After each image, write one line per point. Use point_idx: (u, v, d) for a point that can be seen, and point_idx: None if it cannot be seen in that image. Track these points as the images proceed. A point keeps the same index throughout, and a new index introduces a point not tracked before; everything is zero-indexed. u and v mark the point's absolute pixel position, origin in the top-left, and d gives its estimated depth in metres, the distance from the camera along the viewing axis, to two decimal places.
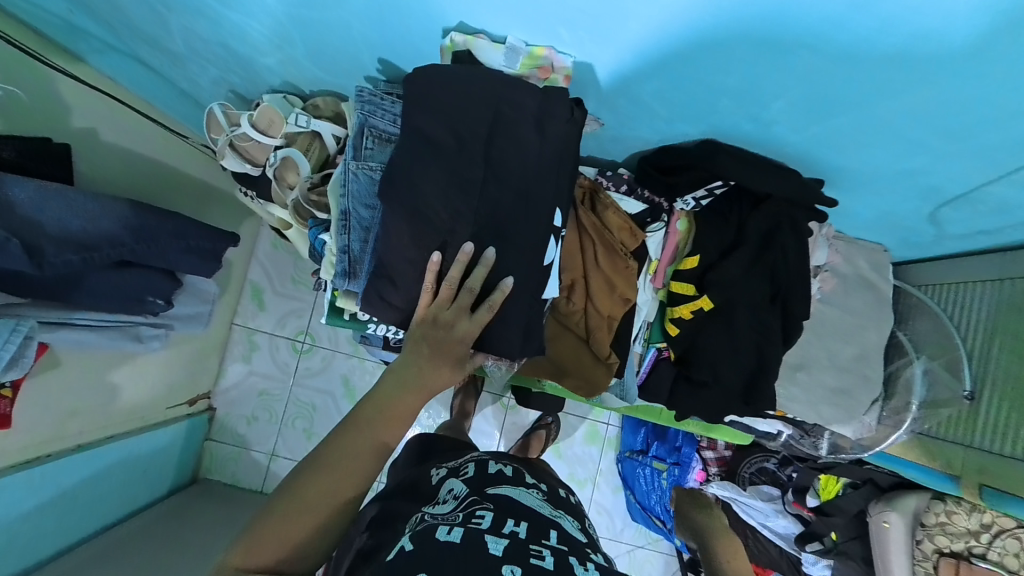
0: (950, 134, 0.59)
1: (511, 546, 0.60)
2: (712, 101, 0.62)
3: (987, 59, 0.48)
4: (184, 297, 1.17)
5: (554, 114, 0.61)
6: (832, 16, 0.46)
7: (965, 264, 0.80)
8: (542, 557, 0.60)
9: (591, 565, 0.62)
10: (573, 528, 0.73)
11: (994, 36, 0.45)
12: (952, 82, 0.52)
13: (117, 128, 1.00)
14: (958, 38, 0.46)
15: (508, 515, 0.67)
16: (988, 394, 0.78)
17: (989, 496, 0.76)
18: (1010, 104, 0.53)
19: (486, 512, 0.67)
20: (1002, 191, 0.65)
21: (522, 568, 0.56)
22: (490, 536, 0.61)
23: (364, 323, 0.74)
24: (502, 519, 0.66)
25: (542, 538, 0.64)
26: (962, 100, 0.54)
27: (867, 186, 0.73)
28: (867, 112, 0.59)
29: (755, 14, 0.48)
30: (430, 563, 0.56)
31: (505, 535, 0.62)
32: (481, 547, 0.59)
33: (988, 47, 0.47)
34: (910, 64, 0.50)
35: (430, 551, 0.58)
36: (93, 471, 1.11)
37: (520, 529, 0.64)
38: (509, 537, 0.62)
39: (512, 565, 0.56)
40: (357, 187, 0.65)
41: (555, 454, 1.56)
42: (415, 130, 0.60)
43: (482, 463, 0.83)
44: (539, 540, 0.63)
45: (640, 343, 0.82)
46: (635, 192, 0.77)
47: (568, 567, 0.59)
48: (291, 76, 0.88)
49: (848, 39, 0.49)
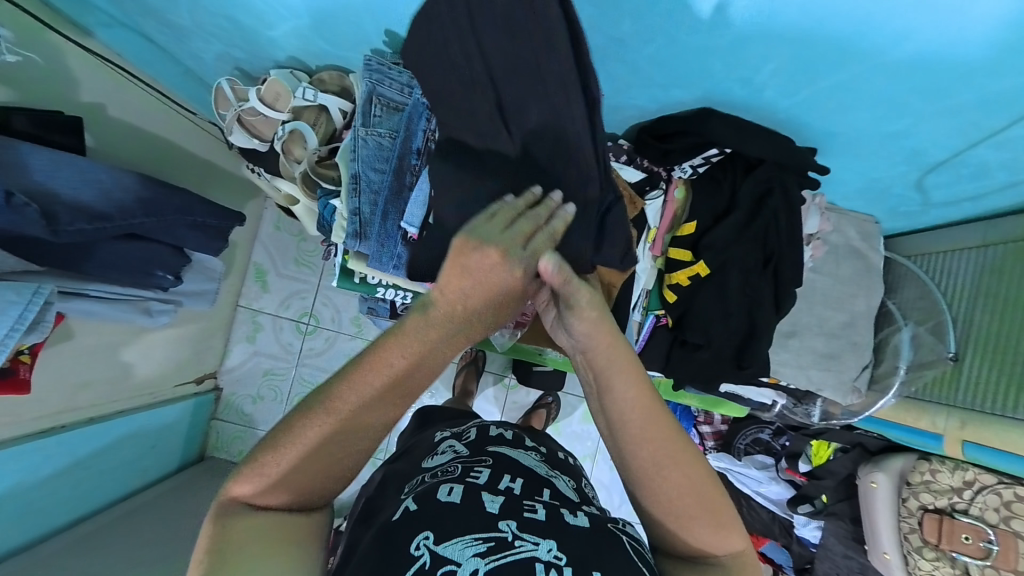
0: (937, 97, 0.61)
1: (507, 503, 0.60)
2: (707, 68, 0.64)
3: (995, 59, 0.55)
4: (192, 274, 1.19)
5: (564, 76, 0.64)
6: (866, 13, 0.52)
7: (953, 233, 0.84)
8: (535, 510, 0.60)
9: (582, 514, 0.63)
10: (567, 487, 0.72)
11: (1008, 41, 0.52)
12: (943, 63, 0.56)
13: (124, 104, 1.02)
14: (978, 42, 0.53)
15: (504, 472, 0.67)
16: (971, 354, 0.81)
17: (969, 449, 0.80)
18: (1004, 86, 0.58)
19: (484, 468, 0.68)
20: (986, 153, 0.68)
21: (518, 522, 0.57)
22: (486, 493, 0.61)
23: (372, 287, 0.76)
24: (498, 476, 0.66)
25: (535, 495, 0.64)
26: (970, 96, 0.60)
27: (857, 152, 0.75)
28: (856, 77, 0.61)
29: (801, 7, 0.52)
30: (432, 520, 0.56)
31: (500, 492, 0.62)
32: (478, 504, 0.59)
33: (997, 49, 0.53)
34: (895, 29, 0.53)
35: (431, 509, 0.58)
36: (104, 443, 1.14)
37: (515, 486, 0.65)
38: (505, 494, 0.63)
39: (508, 521, 0.57)
40: (366, 152, 0.68)
41: (555, 432, 1.59)
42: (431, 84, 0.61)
43: (484, 428, 0.84)
44: (533, 496, 0.63)
45: (640, 311, 0.84)
46: (634, 161, 0.80)
47: (559, 517, 0.59)
48: (297, 50, 0.90)
49: (872, 32, 0.54)
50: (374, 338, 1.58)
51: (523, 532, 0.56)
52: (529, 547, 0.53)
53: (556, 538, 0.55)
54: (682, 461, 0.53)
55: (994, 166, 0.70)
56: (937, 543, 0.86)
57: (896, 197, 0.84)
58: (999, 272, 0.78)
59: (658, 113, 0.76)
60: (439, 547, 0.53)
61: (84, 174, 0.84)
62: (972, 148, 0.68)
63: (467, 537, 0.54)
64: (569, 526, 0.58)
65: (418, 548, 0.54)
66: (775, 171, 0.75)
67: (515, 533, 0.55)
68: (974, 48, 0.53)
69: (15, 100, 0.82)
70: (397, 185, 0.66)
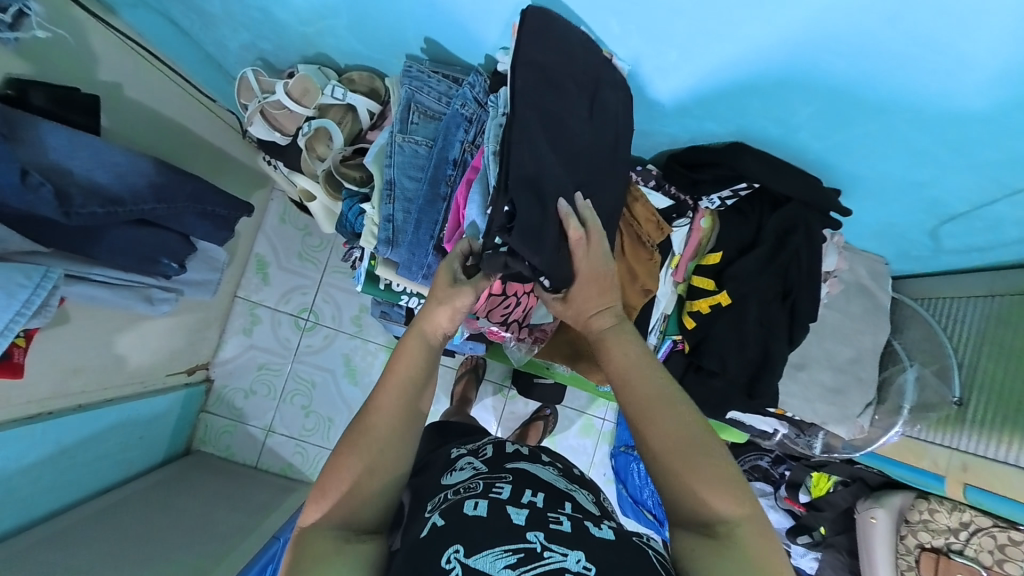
0: (959, 151, 0.63)
1: (531, 515, 0.63)
2: (746, 105, 0.65)
3: (1003, 120, 0.57)
4: (195, 262, 1.16)
5: (611, 97, 0.61)
6: (878, 67, 0.54)
7: (958, 280, 0.87)
8: (561, 522, 0.63)
9: (606, 526, 0.65)
10: (587, 500, 0.76)
11: (1010, 105, 0.54)
12: (956, 119, 0.58)
13: (141, 86, 1.00)
14: (980, 101, 0.55)
15: (526, 487, 0.70)
16: (976, 400, 0.83)
17: (970, 493, 0.83)
18: (1011, 145, 0.59)
19: (505, 484, 0.71)
20: (1003, 209, 0.70)
21: (544, 534, 0.60)
22: (511, 507, 0.64)
23: (396, 294, 0.75)
24: (520, 491, 0.69)
25: (559, 508, 0.67)
26: (984, 147, 0.61)
27: (878, 197, 0.77)
28: (887, 127, 0.63)
29: (839, 50, 0.53)
30: (466, 537, 0.59)
31: (524, 505, 0.65)
32: (504, 517, 0.62)
33: (1004, 113, 0.56)
34: (914, 87, 0.55)
35: (459, 523, 0.61)
36: (92, 431, 1.10)
37: (537, 499, 0.68)
38: (528, 507, 0.66)
39: (536, 532, 0.60)
40: (402, 159, 0.67)
41: (551, 444, 1.58)
42: (528, 63, 0.56)
43: (499, 445, 0.88)
44: (556, 509, 0.66)
45: (657, 335, 0.84)
46: (662, 187, 0.79)
47: (584, 529, 0.63)
48: (327, 47, 0.89)
49: (885, 86, 0.56)
50: (375, 339, 1.56)
51: (552, 543, 0.58)
52: (559, 558, 0.56)
53: (584, 548, 0.58)
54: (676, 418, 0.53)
55: (1008, 222, 0.72)
56: None
57: (908, 241, 0.86)
58: (1003, 320, 0.81)
59: (689, 143, 0.77)
60: (469, 559, 0.56)
61: (100, 156, 0.81)
62: (991, 204, 0.70)
63: (496, 549, 0.57)
64: (595, 537, 0.61)
65: (448, 562, 0.57)
66: (801, 209, 0.76)
67: (544, 544, 0.58)
68: (986, 112, 0.56)
69: (31, 74, 0.79)
70: (431, 194, 0.66)
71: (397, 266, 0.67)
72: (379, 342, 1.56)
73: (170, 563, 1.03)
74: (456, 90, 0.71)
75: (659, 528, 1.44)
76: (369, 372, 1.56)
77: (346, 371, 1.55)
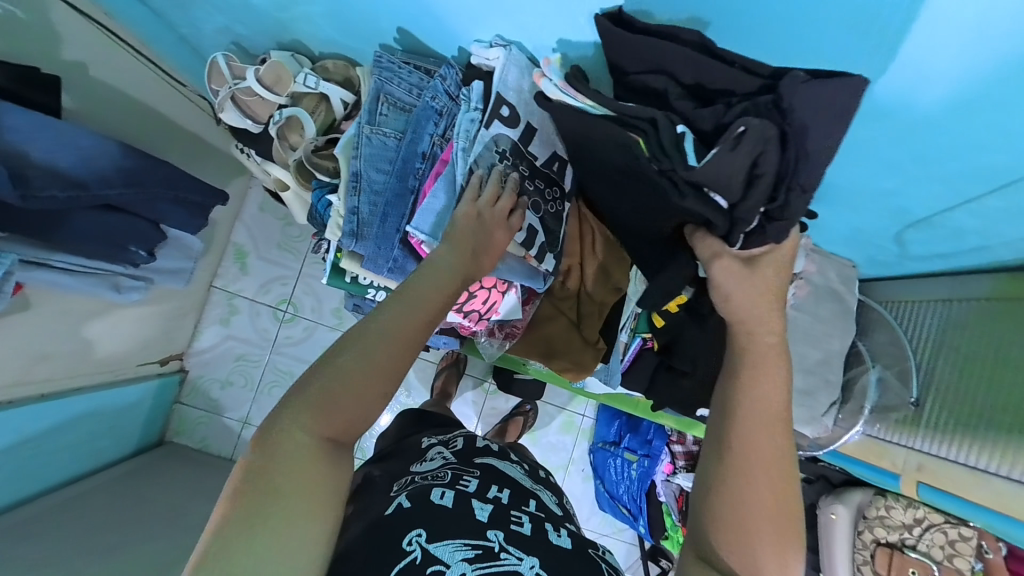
0: (915, 157, 0.64)
1: (495, 511, 0.73)
2: None
3: (955, 124, 0.57)
4: (168, 250, 1.14)
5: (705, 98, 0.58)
6: (832, 65, 0.55)
7: (922, 285, 0.89)
8: (522, 523, 0.72)
9: (564, 532, 0.75)
10: (551, 501, 0.86)
11: (959, 109, 0.55)
12: (912, 122, 0.59)
13: (109, 67, 0.97)
14: (930, 104, 0.55)
15: (492, 484, 0.80)
16: (931, 402, 0.86)
17: (923, 490, 0.86)
18: (964, 149, 0.60)
19: (472, 478, 0.80)
20: (961, 218, 0.71)
21: (504, 533, 0.69)
22: (476, 501, 0.74)
23: (364, 288, 0.74)
24: (486, 486, 0.79)
25: (522, 507, 0.77)
26: (939, 151, 0.62)
27: (848, 203, 0.79)
28: (853, 130, 0.64)
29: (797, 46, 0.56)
30: (428, 521, 0.69)
31: (489, 500, 0.75)
32: (470, 512, 0.72)
33: (954, 116, 0.56)
34: (868, 88, 0.57)
35: (428, 510, 0.71)
36: (59, 420, 1.08)
37: (503, 495, 0.78)
38: (493, 503, 0.76)
39: (497, 531, 0.69)
40: (370, 151, 0.66)
41: (530, 440, 1.60)
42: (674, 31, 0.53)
43: (470, 438, 0.97)
44: (519, 508, 0.76)
45: (627, 333, 0.84)
46: None
47: (544, 533, 0.72)
48: (302, 34, 0.87)
49: None
50: None
51: (508, 545, 0.67)
52: (513, 561, 0.64)
53: (539, 556, 0.67)
54: (780, 481, 0.52)
55: (968, 230, 0.73)
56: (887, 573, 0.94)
57: (876, 247, 0.88)
58: (965, 328, 0.82)
59: None
60: (430, 544, 0.66)
61: (62, 137, 0.79)
62: (951, 211, 0.71)
63: (457, 542, 0.66)
64: (554, 543, 0.70)
65: (410, 543, 0.66)
66: None
67: (502, 545, 0.67)
68: (939, 116, 0.56)
69: None
70: (399, 188, 0.65)
71: (362, 259, 0.66)
72: None
73: (138, 555, 1.02)
74: (428, 82, 0.70)
75: (634, 523, 1.46)
76: None
77: None
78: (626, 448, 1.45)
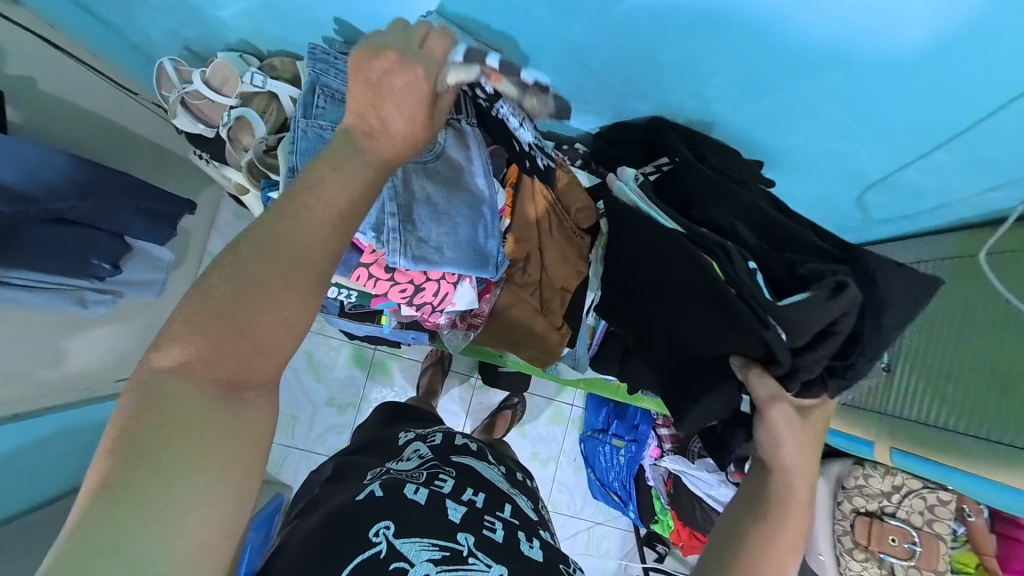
0: (859, 119, 0.64)
1: (468, 514, 0.72)
2: (657, 79, 0.66)
3: (896, 80, 0.56)
4: (136, 262, 1.13)
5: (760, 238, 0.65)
6: (765, 20, 0.53)
7: (889, 249, 0.89)
8: (494, 529, 0.71)
9: (536, 544, 0.74)
10: (527, 506, 0.85)
11: (894, 62, 0.54)
12: (854, 80, 0.58)
13: (58, 78, 0.95)
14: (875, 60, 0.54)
15: (468, 485, 0.78)
16: (904, 367, 0.86)
17: (897, 456, 0.86)
18: (908, 105, 0.59)
19: (448, 477, 0.78)
20: (914, 176, 0.72)
21: (475, 538, 0.69)
22: (450, 502, 0.73)
23: None
24: (462, 487, 0.77)
25: (497, 511, 0.76)
26: (880, 105, 0.60)
27: (802, 170, 0.79)
28: (800, 93, 0.62)
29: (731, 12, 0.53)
30: (399, 516, 0.69)
31: (464, 502, 0.74)
32: (443, 511, 0.71)
33: (894, 68, 0.55)
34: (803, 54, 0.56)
35: (399, 502, 0.71)
36: (35, 440, 1.07)
37: (478, 499, 0.76)
38: (468, 504, 0.74)
39: (467, 535, 0.69)
40: (306, 145, 0.65)
41: (519, 433, 1.59)
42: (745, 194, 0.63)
43: (450, 435, 0.94)
44: (494, 512, 0.75)
45: (593, 316, 0.85)
46: (589, 166, 0.83)
47: (516, 542, 0.71)
48: (246, 33, 0.85)
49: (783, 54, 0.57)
50: (338, 334, 1.54)
51: (478, 550, 0.67)
52: (482, 567, 0.65)
53: (508, 564, 0.67)
54: None
55: (923, 188, 0.74)
56: (868, 544, 0.92)
57: (840, 214, 0.88)
58: (931, 289, 0.83)
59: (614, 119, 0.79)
60: (397, 540, 0.65)
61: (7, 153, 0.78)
62: (905, 169, 0.71)
63: (425, 541, 0.66)
64: (523, 554, 0.70)
65: (377, 535, 0.66)
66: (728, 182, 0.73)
67: (471, 549, 0.66)
68: (895, 61, 0.54)
69: None
70: None
71: None
72: (343, 338, 1.54)
73: None
74: None
75: (625, 510, 1.46)
76: (334, 368, 1.54)
77: (310, 368, 1.53)
78: (614, 434, 1.45)
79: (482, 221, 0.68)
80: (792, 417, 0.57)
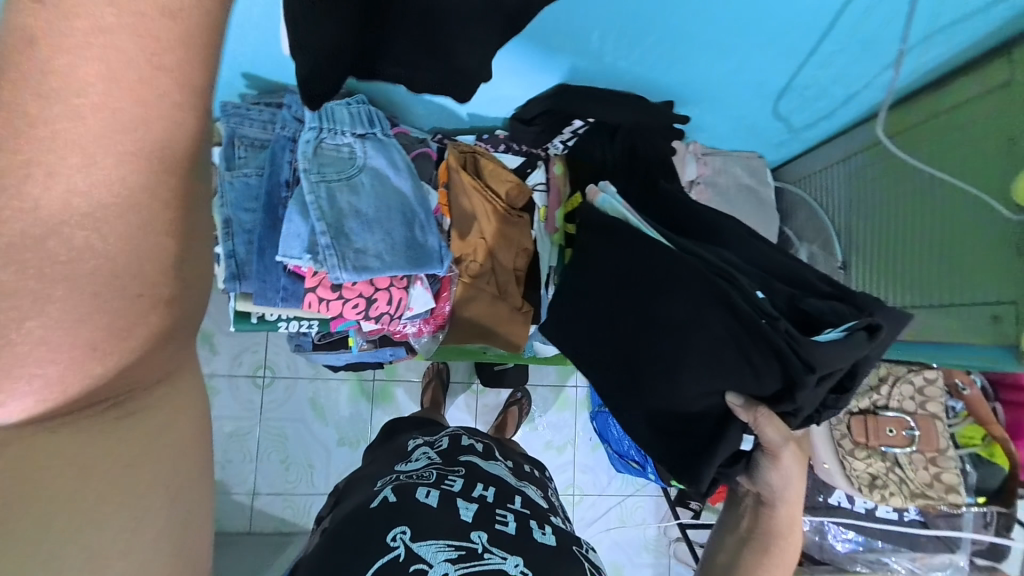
0: (739, 30, 0.67)
1: (479, 511, 0.73)
2: (549, 51, 0.70)
3: None
4: None
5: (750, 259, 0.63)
6: None
7: (826, 152, 0.95)
8: (507, 522, 0.72)
9: (548, 530, 0.75)
10: (536, 496, 0.87)
11: None
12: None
13: None
14: None
15: (477, 482, 0.80)
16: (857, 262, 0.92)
17: (875, 349, 0.90)
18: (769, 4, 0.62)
19: (457, 477, 0.80)
20: (809, 73, 0.76)
21: (487, 534, 0.69)
22: (461, 500, 0.74)
23: (274, 324, 0.76)
24: (471, 484, 0.79)
25: (507, 503, 0.77)
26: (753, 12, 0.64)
27: (715, 98, 0.83)
28: (680, 24, 0.66)
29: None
30: (411, 519, 0.69)
31: (474, 499, 0.75)
32: (455, 511, 0.72)
33: None
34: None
35: (411, 506, 0.71)
36: None
37: (488, 493, 0.78)
38: (478, 500, 0.76)
39: (480, 532, 0.69)
40: (235, 195, 0.70)
41: (530, 427, 1.59)
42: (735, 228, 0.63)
43: (456, 438, 0.95)
44: (504, 505, 0.76)
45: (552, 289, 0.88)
46: (512, 148, 0.87)
47: (528, 531, 0.72)
48: None
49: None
50: (335, 375, 1.56)
51: (492, 545, 0.67)
52: (497, 560, 0.65)
53: (522, 555, 0.68)
54: None
55: (825, 81, 0.79)
56: (866, 441, 0.95)
57: (765, 130, 0.93)
58: (864, 175, 0.89)
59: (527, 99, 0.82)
60: (414, 543, 0.65)
61: None
62: (800, 71, 0.76)
63: (440, 542, 0.66)
64: (536, 542, 0.71)
65: (394, 539, 0.66)
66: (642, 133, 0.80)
67: (484, 546, 0.67)
68: None
69: None
70: (269, 219, 0.68)
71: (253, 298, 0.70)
72: (341, 377, 1.56)
73: None
74: (277, 114, 0.74)
75: (647, 474, 1.46)
76: (338, 408, 1.56)
77: (315, 413, 1.55)
78: None
79: (416, 223, 0.71)
80: (798, 456, 0.60)
